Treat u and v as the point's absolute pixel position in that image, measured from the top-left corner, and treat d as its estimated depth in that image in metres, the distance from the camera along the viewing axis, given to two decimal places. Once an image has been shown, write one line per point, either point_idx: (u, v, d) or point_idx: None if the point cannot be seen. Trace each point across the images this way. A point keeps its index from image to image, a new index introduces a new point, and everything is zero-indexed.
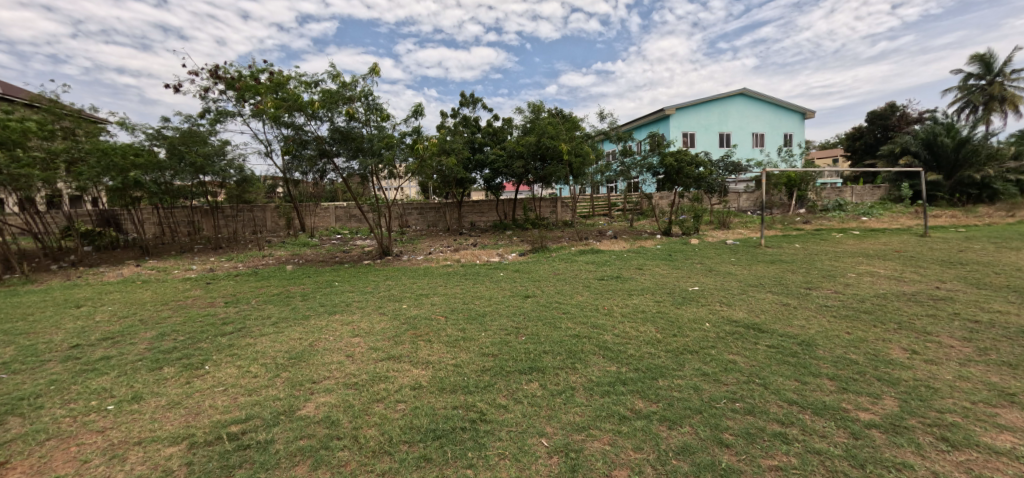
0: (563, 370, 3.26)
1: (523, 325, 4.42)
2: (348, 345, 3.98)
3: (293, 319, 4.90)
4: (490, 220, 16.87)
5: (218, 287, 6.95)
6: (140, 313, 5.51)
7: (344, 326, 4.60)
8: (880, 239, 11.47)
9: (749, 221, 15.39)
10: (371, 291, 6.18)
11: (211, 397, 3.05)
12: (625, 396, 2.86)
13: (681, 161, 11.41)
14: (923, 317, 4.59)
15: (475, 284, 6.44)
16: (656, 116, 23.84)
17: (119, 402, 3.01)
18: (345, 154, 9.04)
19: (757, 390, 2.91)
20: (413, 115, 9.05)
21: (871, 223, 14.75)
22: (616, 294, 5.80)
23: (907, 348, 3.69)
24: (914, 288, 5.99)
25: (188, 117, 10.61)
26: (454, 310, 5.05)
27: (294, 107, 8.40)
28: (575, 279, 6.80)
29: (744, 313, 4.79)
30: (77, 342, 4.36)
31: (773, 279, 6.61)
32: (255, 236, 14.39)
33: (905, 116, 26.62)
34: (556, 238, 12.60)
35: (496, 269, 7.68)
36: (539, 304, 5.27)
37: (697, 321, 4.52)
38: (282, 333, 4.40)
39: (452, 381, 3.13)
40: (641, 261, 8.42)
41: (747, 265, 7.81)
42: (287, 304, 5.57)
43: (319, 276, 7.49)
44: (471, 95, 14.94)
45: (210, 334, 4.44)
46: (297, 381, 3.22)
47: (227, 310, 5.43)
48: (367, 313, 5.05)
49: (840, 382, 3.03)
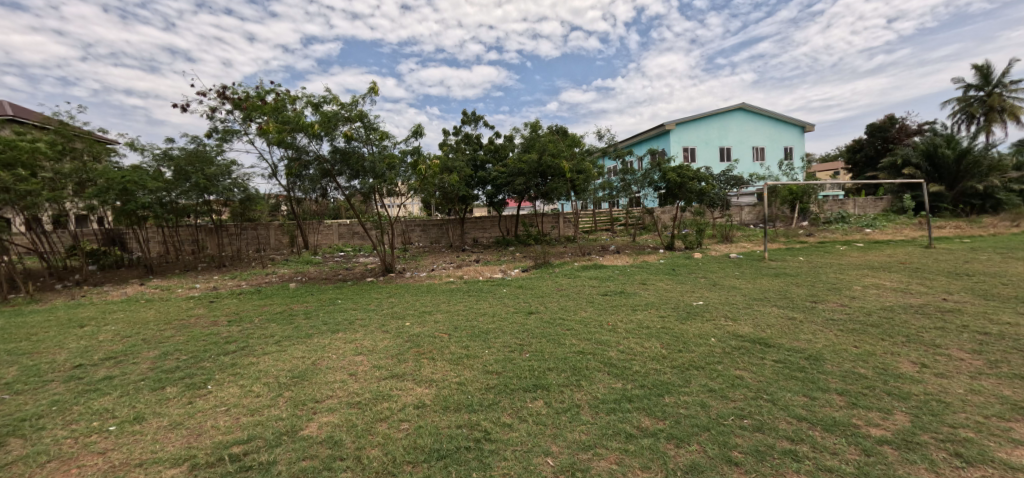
0: (567, 388, 3.22)
1: (528, 342, 4.40)
2: (351, 363, 3.96)
3: (296, 338, 4.87)
4: (493, 236, 16.92)
5: (222, 305, 6.97)
6: (143, 332, 5.50)
7: (347, 344, 4.58)
8: (885, 251, 11.47)
9: (751, 235, 15.40)
10: (374, 308, 6.19)
11: (214, 417, 3.02)
12: (631, 414, 2.81)
13: (684, 176, 11.59)
14: (932, 330, 4.55)
15: (478, 301, 6.44)
16: (657, 131, 24.08)
17: (122, 422, 2.99)
18: (347, 173, 9.13)
19: (765, 407, 2.84)
20: (414, 134, 9.16)
21: (875, 235, 14.74)
22: (620, 309, 5.78)
23: (916, 362, 3.65)
24: (921, 300, 5.98)
25: (194, 138, 10.83)
26: (457, 327, 5.00)
27: (297, 128, 8.60)
28: (579, 295, 6.80)
29: (749, 328, 4.72)
30: (81, 362, 4.35)
31: (778, 293, 6.59)
32: (259, 254, 14.45)
33: (904, 129, 26.94)
34: (559, 253, 12.67)
35: (499, 286, 7.68)
36: (543, 321, 5.23)
37: (703, 336, 4.49)
38: (285, 352, 4.38)
39: (455, 400, 3.09)
40: (645, 276, 8.39)
41: (751, 279, 7.77)
42: (290, 323, 5.56)
43: (322, 294, 7.48)
44: (472, 114, 15.21)
45: (213, 353, 4.41)
46: (300, 401, 3.19)
47: (231, 329, 5.41)
48: (370, 332, 5.02)
49: (850, 397, 2.97)
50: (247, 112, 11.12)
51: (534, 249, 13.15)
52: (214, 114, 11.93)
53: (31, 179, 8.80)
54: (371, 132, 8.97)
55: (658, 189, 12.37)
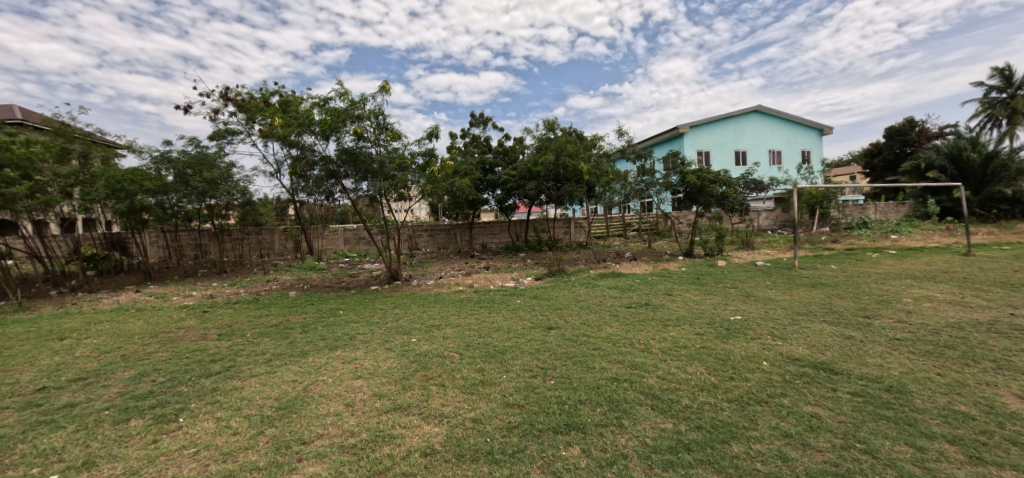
0: (607, 429, 2.63)
1: (551, 364, 3.83)
2: (348, 390, 3.42)
3: (289, 357, 4.33)
4: (502, 242, 16.42)
5: (215, 316, 6.46)
6: (125, 347, 5.01)
7: (345, 364, 4.05)
8: (921, 259, 10.76)
9: (774, 241, 14.68)
10: (378, 322, 5.64)
11: (178, 463, 2.50)
12: (694, 470, 2.23)
13: (704, 179, 10.97)
14: (1021, 353, 3.91)
15: (491, 313, 5.89)
16: (670, 134, 23.42)
17: (67, 469, 2.47)
18: (353, 175, 8.67)
19: (864, 462, 2.25)
20: (427, 135, 8.68)
21: (905, 242, 13.98)
22: (649, 325, 5.18)
23: (1023, 396, 3.03)
24: (988, 315, 5.34)
25: (193, 140, 10.42)
26: (469, 346, 4.45)
27: (304, 126, 8.16)
28: (600, 307, 6.23)
29: (805, 349, 4.11)
30: (46, 384, 3.86)
31: (822, 306, 5.96)
32: (261, 259, 14.09)
33: (924, 132, 26.14)
34: (572, 260, 12.11)
35: (512, 296, 7.12)
36: (565, 338, 4.66)
37: (753, 358, 3.91)
38: (275, 374, 3.84)
39: (472, 445, 2.53)
40: (669, 286, 7.78)
41: (787, 289, 7.12)
42: (285, 338, 5.04)
43: (322, 304, 6.97)
44: (482, 115, 14.78)
45: (193, 375, 3.89)
46: (283, 442, 2.65)
47: (220, 345, 4.89)
48: (372, 350, 4.48)
49: (967, 448, 2.37)
50: (251, 113, 10.76)
51: (546, 255, 12.64)
52: (218, 115, 11.65)
53: (24, 181, 8.47)
54: (381, 132, 8.52)
55: (676, 193, 11.83)
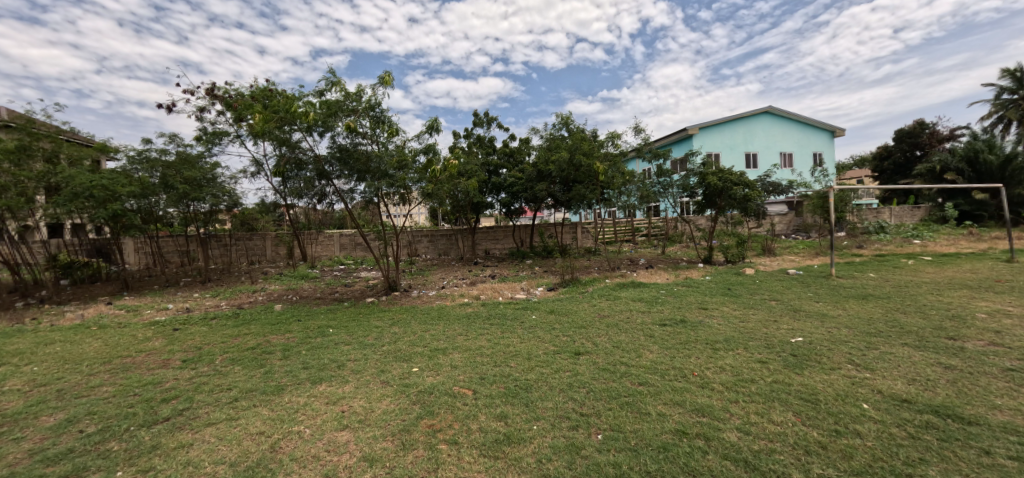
0: None
1: (592, 407, 3.00)
2: (331, 449, 2.58)
3: (259, 395, 3.46)
4: (506, 248, 15.57)
5: (185, 336, 5.57)
6: (67, 378, 4.13)
7: (329, 406, 3.20)
8: (963, 265, 9.95)
9: (795, 247, 13.86)
10: (372, 344, 4.79)
11: None
12: None
13: (726, 180, 10.14)
14: None
15: (505, 333, 5.05)
16: (678, 136, 22.65)
17: None
18: (346, 175, 7.84)
19: None
20: (428, 129, 7.87)
21: (935, 247, 13.18)
22: (696, 349, 4.34)
23: None
24: None
25: (173, 139, 9.60)
26: (484, 379, 3.60)
27: (288, 119, 7.31)
28: (630, 324, 5.39)
29: (906, 385, 3.30)
30: None
31: (887, 323, 5.15)
32: (250, 267, 13.22)
33: (936, 134, 25.48)
34: (583, 268, 11.26)
35: (526, 310, 6.29)
36: (599, 368, 3.81)
37: (848, 398, 3.08)
38: (237, 423, 2.99)
39: None
40: (700, 298, 6.94)
41: (836, 302, 6.30)
42: (260, 366, 4.17)
43: (311, 320, 6.10)
44: (484, 115, 14.00)
45: (131, 424, 3.03)
46: None
47: (180, 376, 4.02)
48: (363, 383, 3.63)
49: None
50: (239, 111, 9.96)
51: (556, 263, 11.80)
52: (204, 113, 10.86)
53: None
54: (378, 127, 7.73)
55: (694, 195, 11.03)
